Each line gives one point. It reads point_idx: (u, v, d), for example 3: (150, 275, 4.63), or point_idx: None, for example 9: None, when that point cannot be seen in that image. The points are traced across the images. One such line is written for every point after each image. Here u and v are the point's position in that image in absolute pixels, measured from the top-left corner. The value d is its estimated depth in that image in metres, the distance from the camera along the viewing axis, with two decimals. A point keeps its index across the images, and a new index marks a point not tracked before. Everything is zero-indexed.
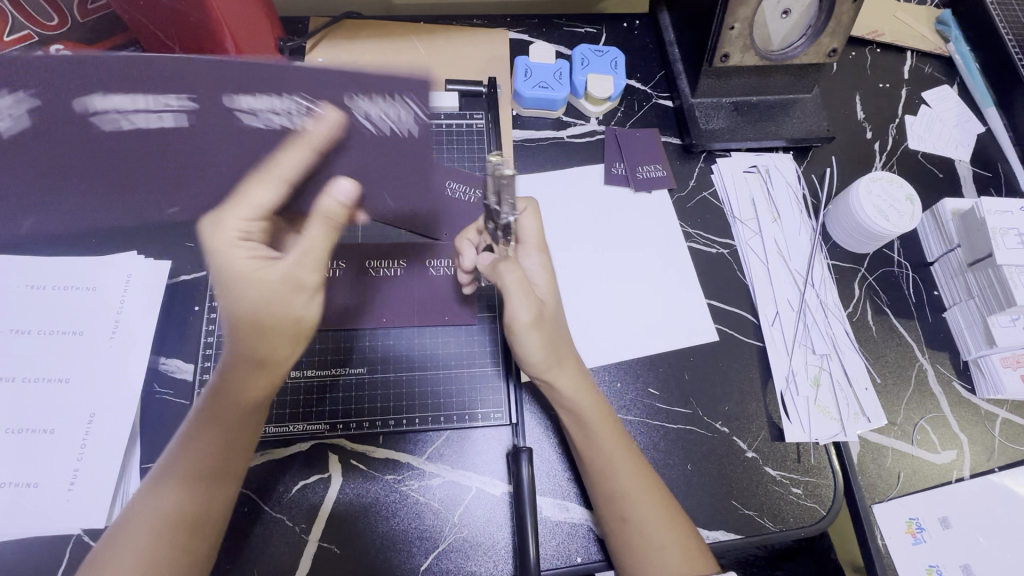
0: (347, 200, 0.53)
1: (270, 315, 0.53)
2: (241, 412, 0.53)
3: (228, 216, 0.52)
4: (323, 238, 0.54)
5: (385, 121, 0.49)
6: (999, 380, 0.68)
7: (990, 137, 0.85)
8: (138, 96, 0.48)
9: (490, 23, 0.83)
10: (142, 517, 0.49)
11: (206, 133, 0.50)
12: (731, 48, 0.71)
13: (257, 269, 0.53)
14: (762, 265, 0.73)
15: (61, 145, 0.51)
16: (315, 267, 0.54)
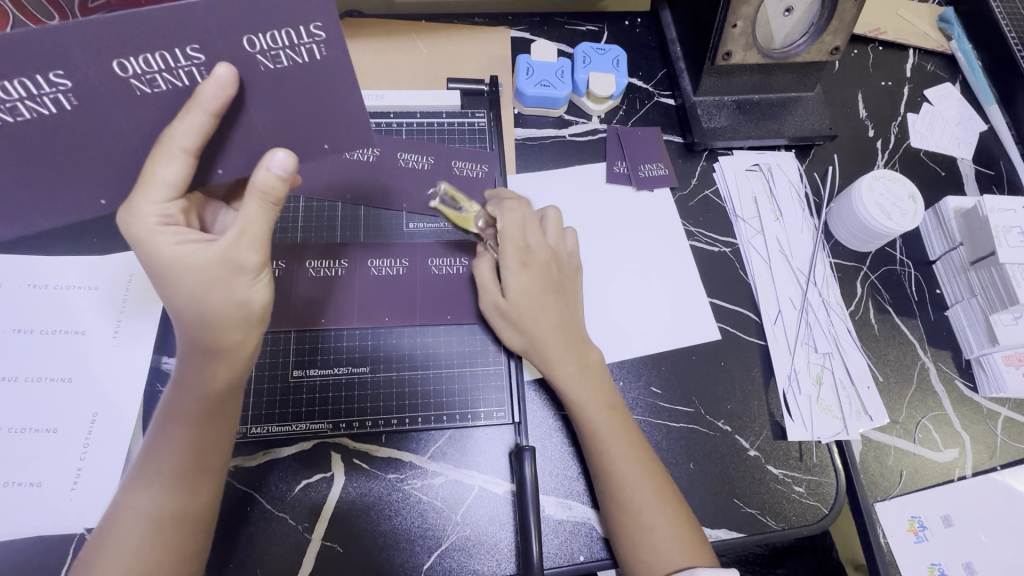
0: (283, 169, 0.44)
1: (214, 303, 0.48)
2: (207, 405, 0.51)
3: (136, 201, 0.45)
4: (259, 212, 0.46)
5: (303, 44, 0.40)
6: (1002, 379, 0.68)
7: (991, 135, 0.85)
8: (11, 82, 0.38)
9: (491, 21, 0.83)
10: (126, 516, 0.48)
11: (106, 108, 0.41)
12: (733, 46, 0.71)
13: (184, 253, 0.46)
14: (765, 264, 0.73)
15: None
16: (254, 246, 0.47)
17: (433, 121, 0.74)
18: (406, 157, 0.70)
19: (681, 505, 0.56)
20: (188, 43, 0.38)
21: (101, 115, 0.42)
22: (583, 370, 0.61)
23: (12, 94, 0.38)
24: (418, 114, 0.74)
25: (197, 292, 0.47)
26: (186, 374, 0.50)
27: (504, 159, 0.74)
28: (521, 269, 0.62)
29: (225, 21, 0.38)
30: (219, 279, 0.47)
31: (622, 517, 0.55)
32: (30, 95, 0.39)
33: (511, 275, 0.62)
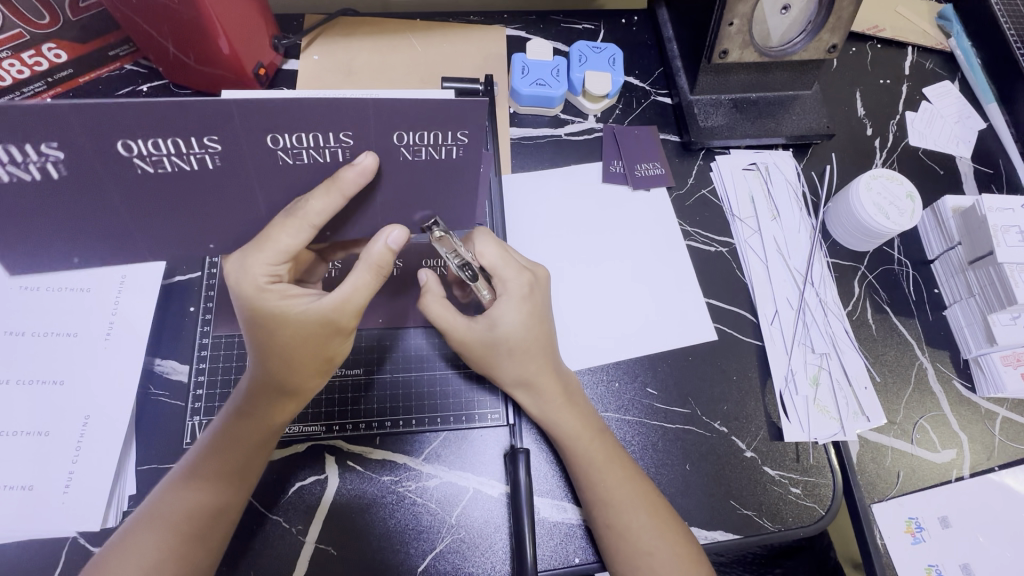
0: (397, 246, 0.52)
1: (303, 351, 0.52)
2: (266, 432, 0.54)
3: (253, 260, 0.50)
4: (370, 281, 0.53)
5: (435, 144, 0.46)
6: (1000, 379, 0.68)
7: (991, 134, 0.84)
8: (161, 139, 0.43)
9: (486, 20, 0.82)
10: (161, 516, 0.49)
11: (239, 171, 0.47)
12: (730, 44, 0.70)
13: (289, 308, 0.52)
14: (761, 263, 0.73)
15: (78, 190, 0.47)
16: (354, 312, 0.52)
17: None
18: None
19: (677, 524, 0.56)
20: (341, 130, 0.44)
21: (229, 174, 0.47)
22: (568, 402, 0.60)
23: (158, 149, 0.44)
24: None
25: (292, 341, 0.52)
26: (250, 401, 0.53)
27: (499, 158, 0.73)
28: (519, 302, 0.60)
29: (381, 123, 0.44)
30: (318, 335, 0.52)
31: (618, 521, 0.55)
32: (174, 152, 0.44)
33: (510, 310, 0.60)
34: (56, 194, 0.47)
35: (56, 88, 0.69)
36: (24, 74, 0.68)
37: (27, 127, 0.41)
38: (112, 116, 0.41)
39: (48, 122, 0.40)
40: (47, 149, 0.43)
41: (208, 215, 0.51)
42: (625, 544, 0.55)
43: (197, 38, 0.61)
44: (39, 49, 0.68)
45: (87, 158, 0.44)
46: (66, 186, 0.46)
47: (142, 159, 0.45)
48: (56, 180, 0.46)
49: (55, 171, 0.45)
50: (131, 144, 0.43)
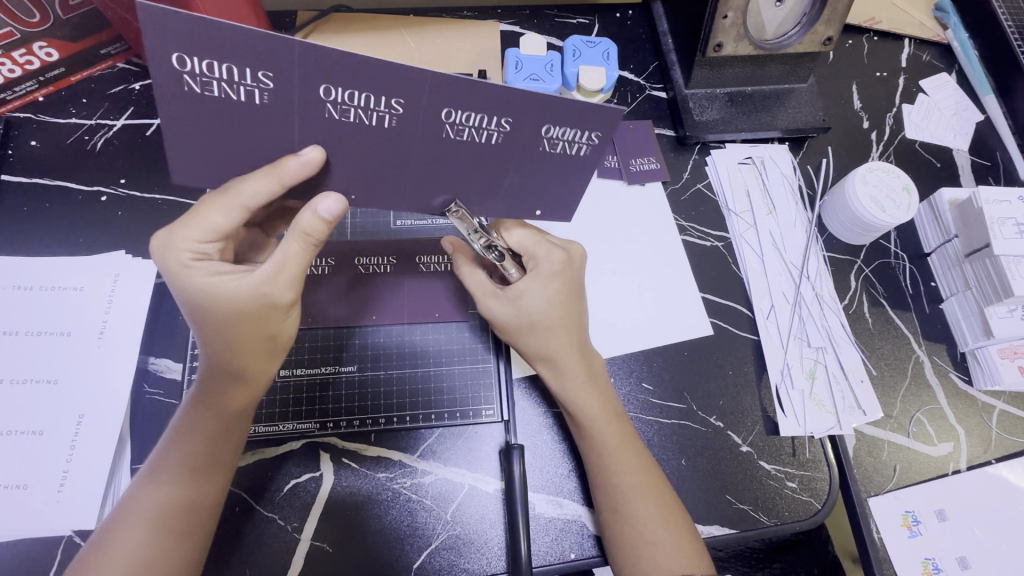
0: (329, 215, 0.48)
1: (246, 330, 0.51)
2: (221, 419, 0.53)
3: (183, 234, 0.49)
4: (299, 251, 0.49)
5: (580, 142, 0.45)
6: (997, 372, 0.67)
7: (988, 126, 0.84)
8: (358, 92, 0.40)
9: (480, 14, 0.82)
10: (135, 515, 0.49)
11: (404, 140, 0.44)
12: (724, 37, 0.70)
13: (219, 285, 0.49)
14: (757, 257, 0.73)
15: (242, 121, 0.43)
16: (288, 285, 0.50)
17: None
18: None
19: (677, 517, 0.56)
20: (504, 115, 0.43)
21: (395, 141, 0.44)
22: (591, 380, 0.59)
23: (352, 100, 0.41)
24: None
25: (229, 322, 0.50)
26: (203, 391, 0.53)
27: None
28: (549, 280, 0.59)
29: (539, 114, 0.43)
30: (258, 313, 0.50)
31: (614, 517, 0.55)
32: (363, 108, 0.42)
33: (537, 289, 0.59)
34: (226, 122, 0.43)
35: (49, 87, 0.69)
36: (16, 72, 0.69)
37: (254, 47, 0.38)
38: (328, 58, 0.38)
39: (267, 46, 0.37)
40: (258, 76, 0.39)
41: (357, 178, 0.48)
42: (622, 540, 0.55)
43: None
44: (29, 48, 0.69)
45: (288, 97, 0.41)
46: (250, 114, 0.42)
47: (334, 107, 0.42)
48: (244, 106, 0.42)
49: (244, 97, 0.41)
50: (331, 90, 0.40)
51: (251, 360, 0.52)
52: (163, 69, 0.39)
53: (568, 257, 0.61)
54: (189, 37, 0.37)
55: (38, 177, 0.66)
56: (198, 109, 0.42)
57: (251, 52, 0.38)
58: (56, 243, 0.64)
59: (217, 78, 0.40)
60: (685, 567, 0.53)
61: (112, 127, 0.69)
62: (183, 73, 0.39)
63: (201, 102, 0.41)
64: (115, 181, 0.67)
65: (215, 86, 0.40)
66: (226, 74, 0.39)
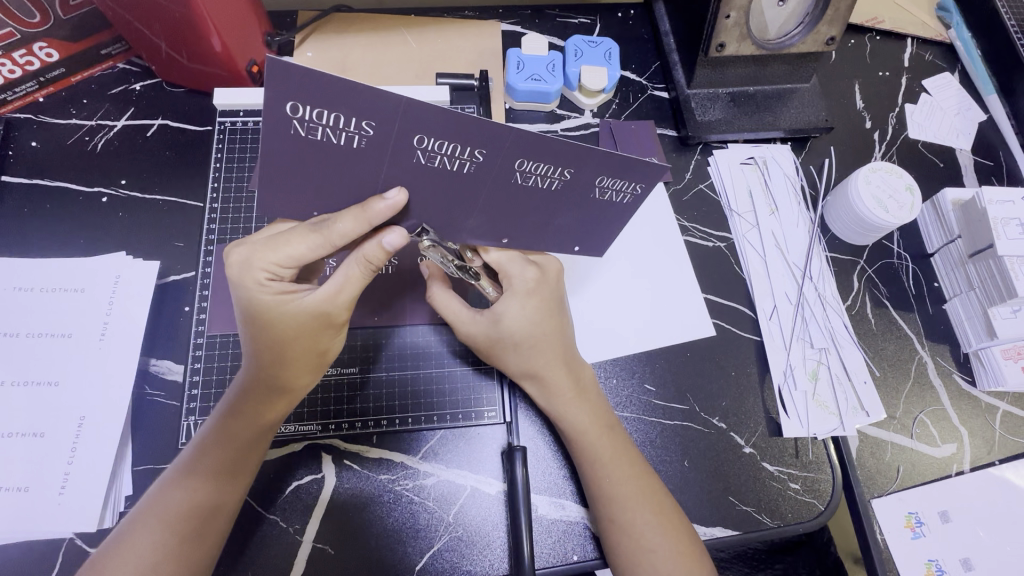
0: (393, 249, 0.48)
1: (293, 348, 0.52)
2: (258, 432, 0.53)
3: (259, 256, 0.49)
4: (360, 276, 0.51)
5: (631, 192, 0.48)
6: (1000, 373, 0.67)
7: (991, 126, 0.84)
8: (448, 143, 0.41)
9: (481, 14, 0.82)
10: (159, 515, 0.49)
11: (478, 183, 0.45)
12: (727, 38, 0.70)
13: (283, 305, 0.50)
14: (760, 258, 0.72)
15: (331, 160, 0.42)
16: (347, 306, 0.52)
17: None
18: None
19: (681, 519, 0.56)
20: (569, 166, 0.44)
21: (471, 183, 0.45)
22: (579, 395, 0.59)
23: (444, 150, 0.41)
24: None
25: (283, 337, 0.51)
26: (244, 400, 0.53)
27: None
28: (525, 298, 0.59)
29: (598, 168, 0.45)
30: (312, 330, 0.51)
31: (616, 518, 0.55)
32: (452, 156, 0.42)
33: (516, 307, 0.58)
34: (315, 159, 0.42)
35: (49, 87, 0.70)
36: (15, 73, 0.67)
37: (365, 102, 0.37)
38: (432, 118, 0.38)
39: (377, 101, 0.37)
40: (361, 124, 0.39)
41: (425, 212, 0.49)
42: (625, 542, 0.54)
43: (189, 35, 0.61)
44: (29, 49, 0.67)
45: (386, 144, 0.41)
46: (343, 154, 0.42)
47: (424, 154, 0.42)
48: (339, 148, 0.41)
49: (342, 140, 0.41)
50: (427, 142, 0.41)
51: (286, 374, 0.53)
52: (277, 113, 0.38)
53: (542, 271, 0.60)
54: (313, 90, 0.36)
55: (39, 178, 0.66)
56: (293, 149, 0.41)
57: (363, 105, 0.38)
58: (57, 244, 0.64)
59: (322, 124, 0.39)
60: (686, 569, 0.53)
61: (112, 127, 0.69)
62: (291, 118, 0.39)
63: (297, 142, 0.41)
64: (116, 182, 0.67)
65: (319, 130, 0.40)
66: (330, 121, 0.39)
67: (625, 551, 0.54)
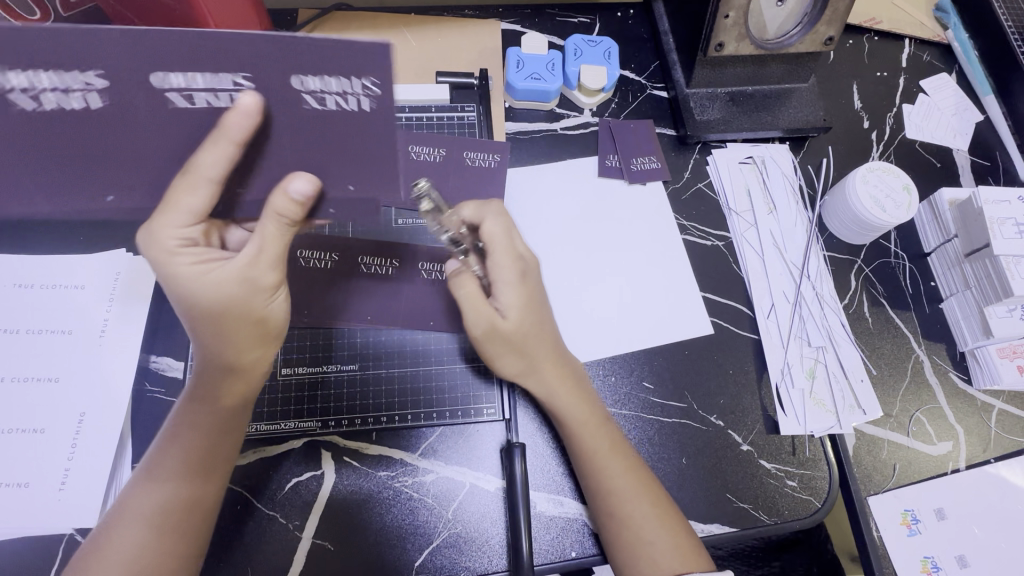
0: (300, 196, 0.45)
1: (239, 320, 0.50)
2: (220, 415, 0.53)
3: (160, 225, 0.45)
4: (276, 231, 0.48)
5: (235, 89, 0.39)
6: (995, 371, 0.68)
7: (988, 126, 0.84)
8: (332, 77, 0.37)
9: (481, 13, 0.82)
10: (132, 511, 0.50)
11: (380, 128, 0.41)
12: (725, 38, 0.70)
13: (206, 276, 0.48)
14: (758, 257, 0.73)
15: (123, 128, 0.40)
16: (273, 263, 0.49)
17: (423, 116, 0.73)
18: (417, 150, 0.70)
19: (680, 518, 0.56)
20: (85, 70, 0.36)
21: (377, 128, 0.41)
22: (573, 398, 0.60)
23: (327, 87, 0.38)
24: (407, 109, 0.73)
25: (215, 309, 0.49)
26: (203, 384, 0.53)
27: (491, 127, 0.74)
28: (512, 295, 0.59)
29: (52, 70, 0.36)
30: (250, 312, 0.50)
31: (614, 521, 0.55)
32: (339, 93, 0.38)
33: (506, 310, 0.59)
34: (78, 131, 0.40)
35: None
36: None
37: (69, 51, 0.35)
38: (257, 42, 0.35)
39: (89, 45, 0.34)
40: (88, 78, 0.37)
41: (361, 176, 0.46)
42: (625, 543, 0.55)
43: None
44: None
45: (273, 92, 0.39)
46: (94, 122, 0.40)
47: (312, 100, 0.39)
48: (90, 114, 0.39)
49: (163, 92, 0.38)
50: (305, 80, 0.38)
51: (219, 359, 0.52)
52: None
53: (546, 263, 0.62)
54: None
55: None
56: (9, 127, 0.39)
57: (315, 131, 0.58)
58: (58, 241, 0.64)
59: (42, 88, 0.37)
60: (685, 565, 0.53)
61: None
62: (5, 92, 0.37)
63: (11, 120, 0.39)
64: None
65: (46, 96, 0.37)
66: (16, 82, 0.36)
67: (622, 551, 0.55)
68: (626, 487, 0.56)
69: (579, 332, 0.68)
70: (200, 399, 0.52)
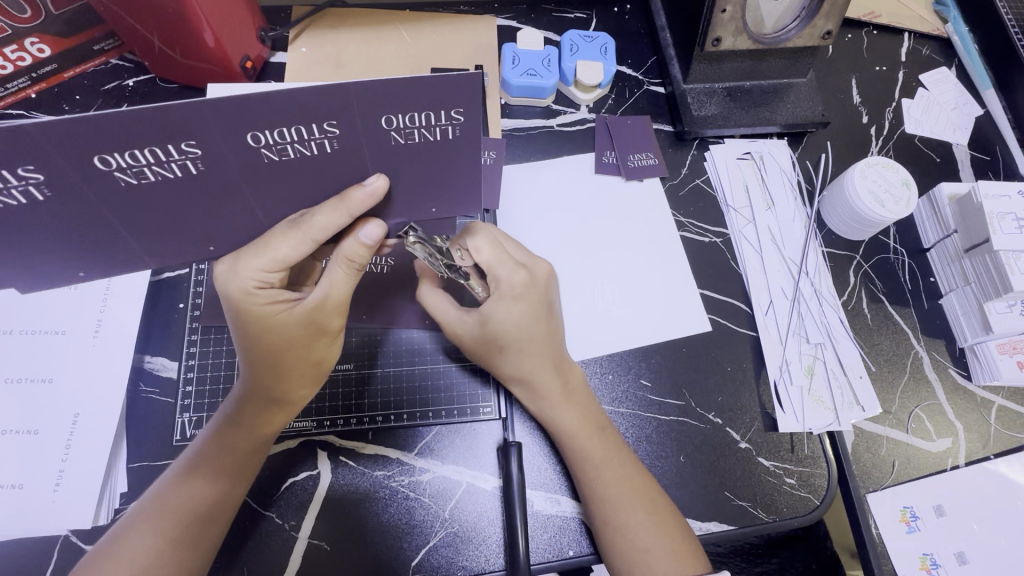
0: (371, 241, 0.48)
1: (290, 357, 0.53)
2: (263, 439, 0.54)
3: (245, 265, 0.48)
4: (345, 277, 0.51)
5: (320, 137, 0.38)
6: (995, 367, 0.67)
7: (988, 120, 0.84)
8: (417, 113, 0.37)
9: (477, 9, 0.81)
10: (162, 510, 0.50)
11: (462, 149, 0.41)
12: (723, 32, 0.69)
13: (272, 314, 0.51)
14: (756, 254, 0.72)
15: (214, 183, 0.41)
16: (336, 311, 0.52)
17: None
18: None
19: (676, 519, 0.56)
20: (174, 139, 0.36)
21: (460, 148, 0.41)
22: (568, 398, 0.60)
23: (414, 122, 0.38)
24: None
25: (275, 347, 0.52)
26: (252, 408, 0.53)
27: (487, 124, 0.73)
28: (514, 301, 0.60)
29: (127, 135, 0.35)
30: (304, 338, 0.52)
31: (611, 523, 0.55)
32: (425, 126, 0.38)
33: (503, 310, 0.60)
34: (181, 197, 0.41)
35: (41, 84, 0.70)
36: (6, 69, 0.67)
37: (163, 125, 0.35)
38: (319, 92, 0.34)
39: (183, 116, 0.34)
40: (184, 147, 0.37)
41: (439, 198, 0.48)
42: (621, 545, 0.55)
43: (181, 30, 0.60)
44: (21, 44, 0.66)
45: (357, 134, 0.38)
46: (199, 186, 0.40)
47: (396, 133, 0.39)
48: (193, 177, 0.39)
49: (252, 147, 0.38)
50: (393, 119, 0.37)
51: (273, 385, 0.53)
52: (69, 169, 0.36)
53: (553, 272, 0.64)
54: (67, 143, 0.34)
55: None
56: (111, 203, 0.40)
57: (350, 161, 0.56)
58: None
59: (145, 163, 0.37)
60: (680, 567, 0.53)
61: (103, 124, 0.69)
62: (108, 172, 0.37)
63: (117, 196, 0.40)
64: None
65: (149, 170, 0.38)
66: (122, 162, 0.37)
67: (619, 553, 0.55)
68: (621, 490, 0.56)
69: (576, 330, 0.67)
70: (251, 419, 0.53)
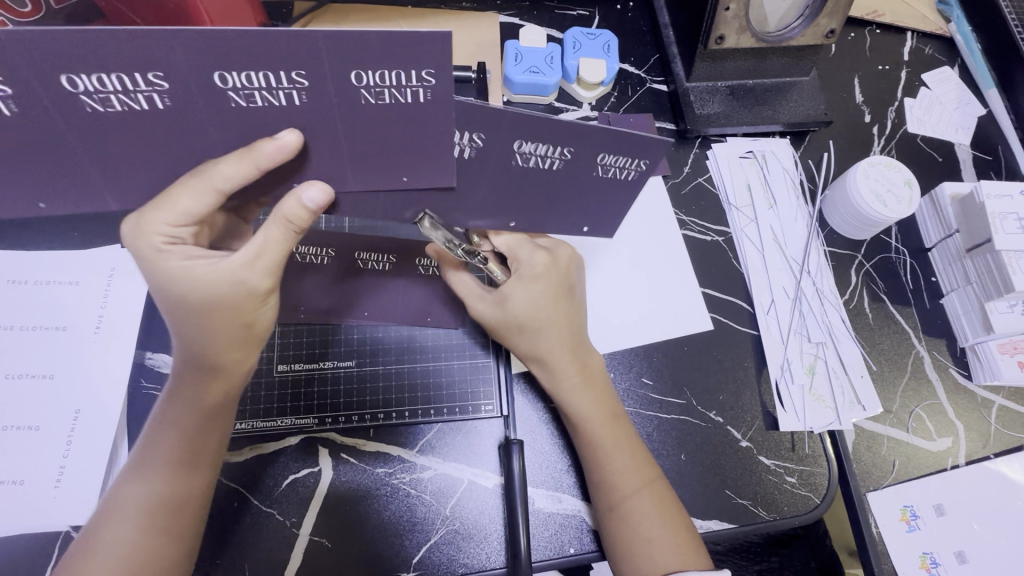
0: (314, 205, 0.46)
1: (219, 316, 0.49)
2: (199, 413, 0.52)
3: (167, 218, 0.46)
4: (281, 236, 0.48)
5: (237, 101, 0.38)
6: (996, 366, 0.67)
7: (990, 121, 0.84)
8: (453, 93, 0.38)
9: (479, 6, 0.81)
10: (124, 504, 0.50)
11: (569, 180, 0.50)
12: (726, 30, 0.69)
13: (193, 269, 0.48)
14: (758, 252, 0.72)
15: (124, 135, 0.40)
16: (270, 272, 0.49)
17: None
18: None
19: (678, 514, 0.56)
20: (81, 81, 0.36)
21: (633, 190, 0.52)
22: (585, 380, 0.60)
23: (333, 100, 0.38)
24: None
25: (205, 310, 0.49)
26: (177, 385, 0.52)
27: None
28: (532, 282, 0.60)
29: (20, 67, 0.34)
30: (237, 302, 0.49)
31: (612, 518, 0.55)
32: (456, 108, 0.39)
33: (522, 291, 0.60)
34: (95, 143, 0.40)
35: None
36: None
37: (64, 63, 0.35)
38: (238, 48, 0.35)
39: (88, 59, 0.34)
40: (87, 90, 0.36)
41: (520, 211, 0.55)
42: (626, 541, 0.54)
43: (183, 25, 0.60)
44: None
45: (409, 105, 0.39)
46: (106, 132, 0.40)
47: (328, 107, 0.39)
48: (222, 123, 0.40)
49: (157, 105, 0.38)
50: (425, 94, 0.38)
51: (213, 356, 0.51)
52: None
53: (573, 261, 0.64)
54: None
55: None
56: (46, 144, 0.40)
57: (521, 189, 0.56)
58: (54, 238, 0.64)
59: (51, 103, 0.37)
60: (683, 564, 0.53)
61: None
62: (13, 107, 0.37)
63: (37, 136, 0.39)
64: None
65: (54, 111, 0.37)
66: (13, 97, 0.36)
67: (622, 552, 0.54)
68: (623, 485, 0.56)
69: None
70: (182, 395, 0.52)
